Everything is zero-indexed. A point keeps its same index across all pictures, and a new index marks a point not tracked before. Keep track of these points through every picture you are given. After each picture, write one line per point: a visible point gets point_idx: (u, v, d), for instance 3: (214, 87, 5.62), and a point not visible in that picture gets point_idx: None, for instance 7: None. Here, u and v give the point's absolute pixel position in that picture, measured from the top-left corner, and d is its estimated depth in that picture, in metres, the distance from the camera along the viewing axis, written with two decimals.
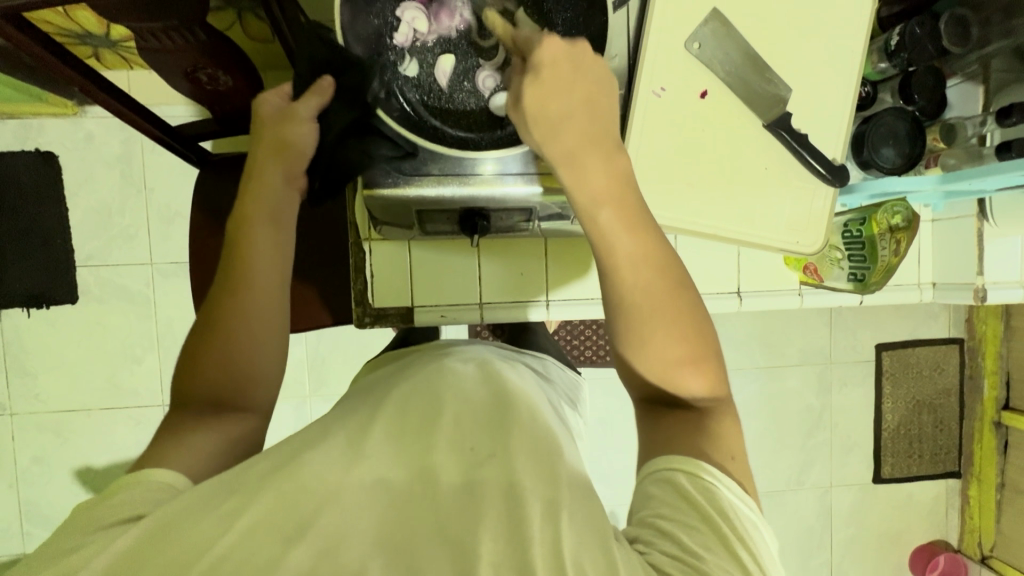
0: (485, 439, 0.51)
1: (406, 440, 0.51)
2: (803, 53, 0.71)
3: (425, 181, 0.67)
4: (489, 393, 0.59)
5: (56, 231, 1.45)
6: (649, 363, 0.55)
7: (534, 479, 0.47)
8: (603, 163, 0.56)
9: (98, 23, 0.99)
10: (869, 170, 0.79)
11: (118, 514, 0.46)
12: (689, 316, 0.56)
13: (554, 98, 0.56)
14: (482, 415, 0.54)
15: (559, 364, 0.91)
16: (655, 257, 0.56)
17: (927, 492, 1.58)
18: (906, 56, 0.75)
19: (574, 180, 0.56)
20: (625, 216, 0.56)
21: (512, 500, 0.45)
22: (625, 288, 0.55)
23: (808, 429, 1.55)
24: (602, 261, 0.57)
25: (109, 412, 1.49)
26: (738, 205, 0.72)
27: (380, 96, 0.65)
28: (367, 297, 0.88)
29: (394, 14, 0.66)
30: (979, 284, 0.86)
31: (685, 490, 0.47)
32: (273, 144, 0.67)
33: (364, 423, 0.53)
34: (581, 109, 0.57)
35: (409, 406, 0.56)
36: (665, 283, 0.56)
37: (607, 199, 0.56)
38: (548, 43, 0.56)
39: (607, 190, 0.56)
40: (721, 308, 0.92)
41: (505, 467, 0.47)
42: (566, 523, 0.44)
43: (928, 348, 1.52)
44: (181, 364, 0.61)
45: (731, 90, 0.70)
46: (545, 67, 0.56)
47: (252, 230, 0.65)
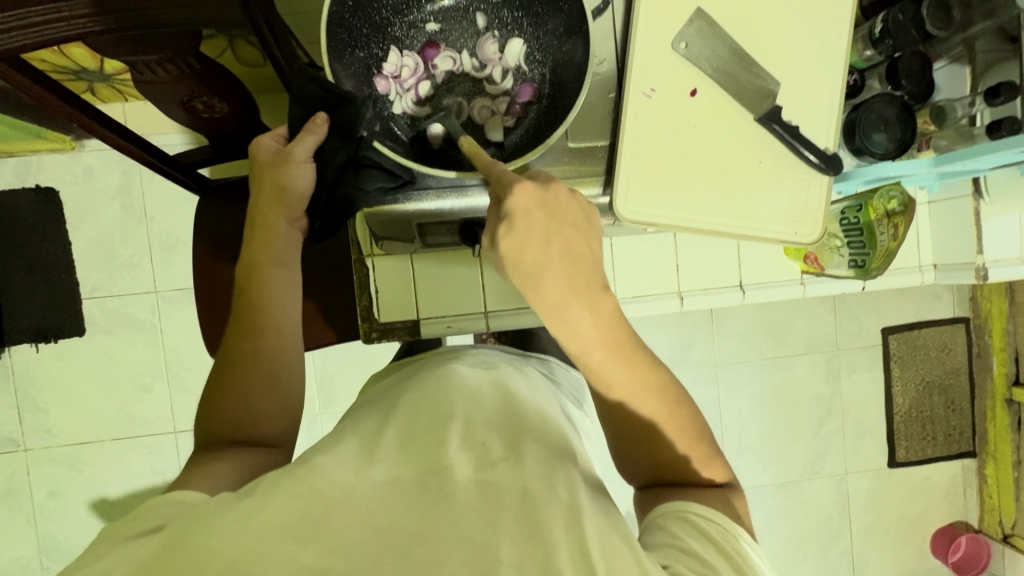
0: (495, 443, 0.52)
1: (415, 442, 0.52)
2: (789, 44, 0.71)
3: (425, 196, 0.69)
4: (499, 399, 0.60)
5: (61, 265, 1.47)
6: (657, 459, 0.57)
7: (548, 478, 0.48)
8: (592, 312, 0.52)
9: (93, 59, 1.01)
10: (863, 157, 0.80)
11: (133, 525, 0.46)
12: (683, 414, 0.56)
13: (530, 252, 0.51)
14: (494, 421, 0.56)
15: (566, 367, 0.92)
16: (648, 377, 0.55)
17: (944, 474, 1.58)
18: (891, 42, 0.76)
19: (562, 331, 0.53)
20: (616, 353, 0.53)
21: (526, 498, 0.46)
22: (620, 403, 0.55)
23: (819, 418, 1.55)
24: (594, 385, 0.56)
25: (122, 442, 1.49)
26: (735, 198, 0.72)
27: (375, 128, 0.66)
28: (372, 313, 0.89)
29: (379, 44, 0.66)
30: (979, 263, 0.86)
31: (701, 525, 0.49)
32: (273, 190, 0.66)
33: (376, 430, 0.55)
34: (557, 265, 0.51)
35: (420, 411, 0.57)
36: (659, 399, 0.55)
37: (598, 345, 0.53)
38: (522, 195, 0.51)
39: (599, 335, 0.53)
40: (723, 302, 0.92)
41: (519, 468, 0.48)
42: (582, 522, 0.44)
43: (934, 330, 1.53)
44: (205, 397, 0.63)
45: (722, 88, 0.71)
46: (520, 221, 0.51)
47: (263, 273, 0.66)
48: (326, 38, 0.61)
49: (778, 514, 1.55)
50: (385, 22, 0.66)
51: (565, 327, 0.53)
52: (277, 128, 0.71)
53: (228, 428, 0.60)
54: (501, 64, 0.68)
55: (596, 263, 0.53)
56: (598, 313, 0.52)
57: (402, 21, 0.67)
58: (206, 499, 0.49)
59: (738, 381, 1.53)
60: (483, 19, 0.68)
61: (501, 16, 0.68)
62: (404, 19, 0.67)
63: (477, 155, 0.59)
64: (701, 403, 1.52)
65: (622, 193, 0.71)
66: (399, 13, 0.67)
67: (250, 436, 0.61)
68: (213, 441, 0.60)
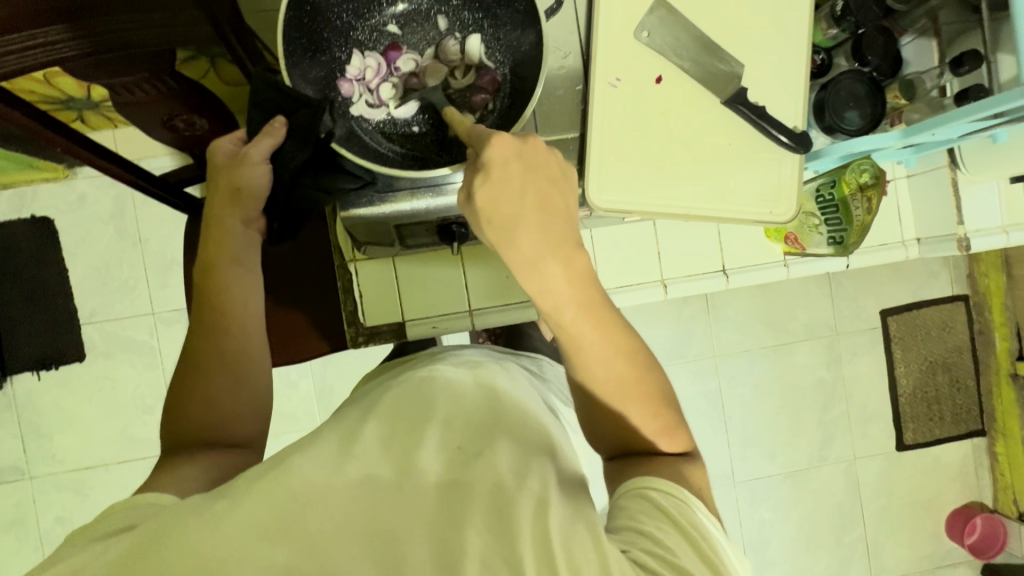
0: (471, 441, 0.53)
1: (395, 442, 0.52)
2: (751, 28, 0.72)
3: (398, 197, 0.70)
4: (480, 397, 0.61)
5: (59, 292, 1.49)
6: (622, 428, 0.56)
7: (521, 473, 0.49)
8: (564, 268, 0.53)
9: (79, 86, 1.03)
10: (835, 134, 0.80)
11: (108, 528, 0.47)
12: (655, 387, 0.57)
13: (506, 201, 0.52)
14: (473, 416, 0.57)
15: (554, 363, 0.92)
16: (618, 340, 0.56)
17: (954, 454, 1.57)
18: (853, 19, 0.76)
19: (533, 286, 0.54)
20: (585, 312, 0.54)
21: (498, 492, 0.47)
22: (586, 363, 0.55)
23: (822, 403, 1.54)
24: (564, 345, 0.56)
25: (126, 464, 1.50)
26: (709, 181, 0.72)
27: (335, 130, 0.67)
28: (358, 317, 0.90)
29: (342, 48, 0.68)
30: (960, 233, 0.86)
31: (659, 502, 0.48)
32: (229, 190, 0.70)
33: (355, 428, 0.55)
34: (529, 212, 0.53)
35: (401, 411, 0.57)
36: (630, 365, 0.56)
37: (568, 300, 0.54)
38: (498, 144, 0.53)
39: (570, 292, 0.54)
40: (708, 287, 0.92)
41: (492, 465, 0.49)
42: (551, 514, 0.45)
43: (933, 309, 1.52)
44: (170, 400, 0.64)
45: (686, 74, 0.71)
46: (499, 168, 0.53)
47: (219, 272, 0.68)
48: (283, 42, 0.63)
49: (788, 503, 1.54)
50: (346, 26, 0.67)
51: (536, 282, 0.54)
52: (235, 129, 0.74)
53: (194, 433, 0.61)
54: (463, 65, 0.68)
55: (571, 221, 0.55)
56: (571, 270, 0.53)
57: (364, 24, 0.68)
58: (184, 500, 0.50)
59: (739, 370, 1.52)
60: (443, 20, 0.69)
61: (462, 18, 0.69)
62: (366, 23, 0.68)
63: (459, 123, 0.59)
64: (703, 394, 1.52)
65: (594, 182, 0.71)
66: (361, 16, 0.68)
67: (215, 441, 0.62)
68: (177, 446, 0.60)
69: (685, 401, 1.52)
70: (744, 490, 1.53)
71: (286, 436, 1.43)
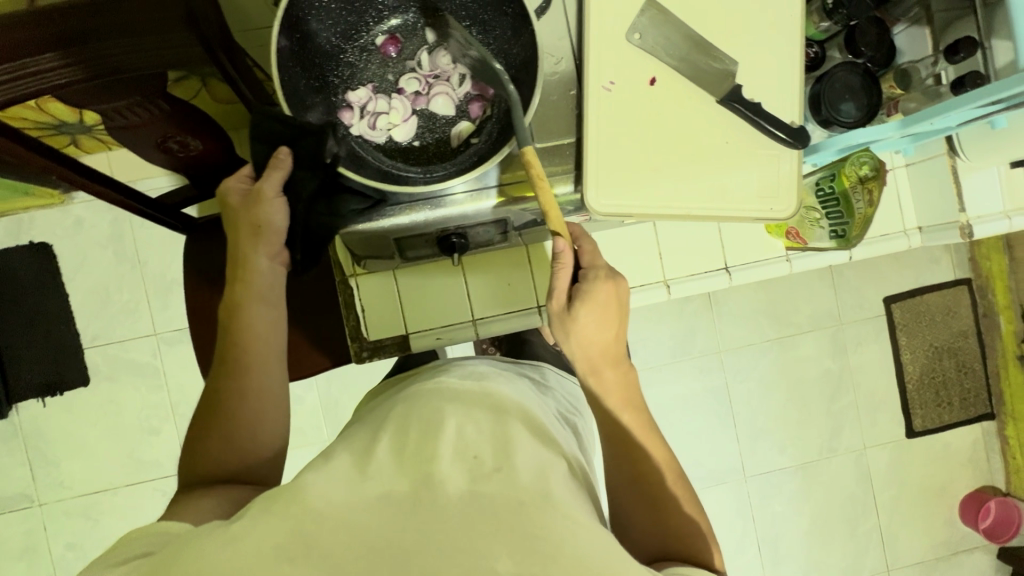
0: (488, 452, 0.53)
1: (410, 457, 0.52)
2: (742, 25, 0.72)
3: (398, 211, 0.69)
4: (490, 409, 0.61)
5: (60, 318, 1.49)
6: (671, 528, 0.61)
7: (540, 491, 0.49)
8: (622, 377, 0.66)
9: (72, 112, 1.04)
10: (832, 128, 0.79)
11: (121, 557, 0.47)
12: (690, 498, 0.64)
13: (597, 319, 0.64)
14: (484, 426, 0.57)
15: (560, 371, 0.91)
16: (662, 450, 0.65)
17: (964, 440, 1.56)
18: (846, 12, 0.75)
19: (601, 387, 0.65)
20: (637, 417, 0.65)
21: (517, 505, 0.47)
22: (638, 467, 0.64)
23: (830, 394, 1.54)
24: (620, 447, 0.65)
25: (135, 486, 1.50)
26: (708, 180, 0.71)
27: (338, 152, 0.65)
28: (361, 332, 0.89)
29: (334, 73, 0.67)
30: (963, 221, 0.85)
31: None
32: (250, 228, 0.70)
33: (368, 446, 0.55)
34: (611, 342, 0.65)
35: (411, 423, 0.57)
36: (673, 476, 0.64)
37: (627, 405, 0.65)
38: (603, 284, 0.64)
39: (629, 399, 0.66)
40: (710, 286, 0.92)
41: (510, 480, 0.49)
42: (574, 533, 0.46)
43: (937, 294, 1.52)
44: (190, 437, 0.65)
45: (680, 73, 0.71)
46: (598, 305, 0.64)
47: (244, 312, 0.68)
48: (279, 70, 0.62)
49: (800, 496, 1.53)
50: (336, 50, 0.67)
51: (603, 386, 0.65)
52: (241, 169, 0.75)
53: (215, 468, 0.62)
54: (456, 75, 0.68)
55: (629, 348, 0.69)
56: (628, 383, 0.66)
57: (353, 46, 0.68)
58: (196, 526, 0.50)
59: (746, 365, 1.52)
60: (428, 31, 0.69)
61: (450, 26, 0.68)
62: (354, 44, 0.68)
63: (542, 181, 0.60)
64: (710, 390, 1.51)
65: (591, 189, 0.70)
66: (349, 38, 0.68)
67: (238, 473, 0.63)
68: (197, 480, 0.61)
69: (693, 398, 1.51)
70: (756, 486, 1.52)
71: (295, 451, 1.43)
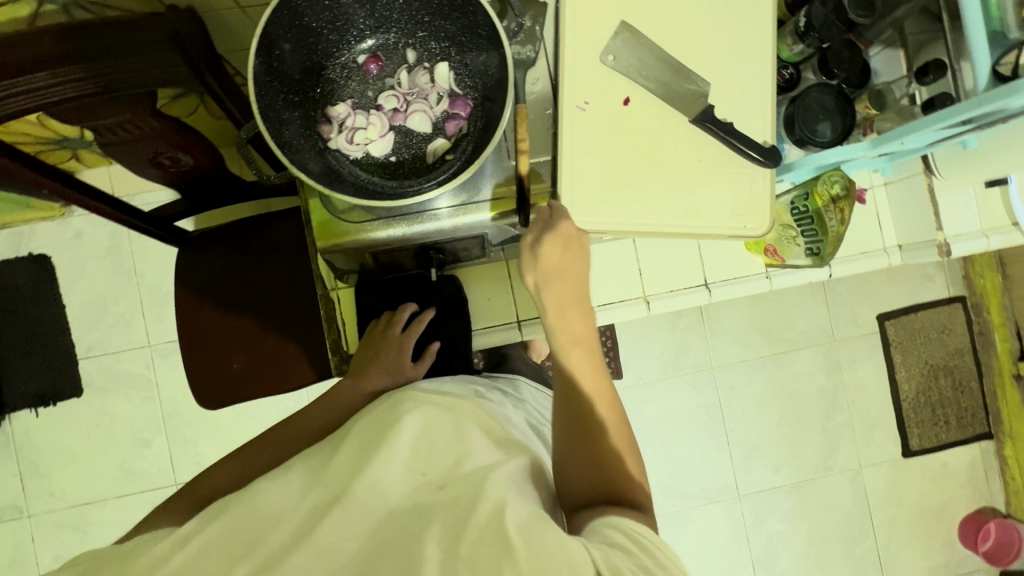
0: (438, 472, 0.56)
1: (359, 462, 0.56)
2: (714, 48, 0.73)
3: (378, 225, 0.71)
4: (446, 413, 0.62)
5: (56, 328, 1.50)
6: (605, 468, 0.58)
7: (474, 499, 0.50)
8: (575, 311, 0.66)
9: (72, 128, 1.06)
10: (807, 147, 0.81)
11: None
12: (625, 441, 0.62)
13: (559, 253, 0.66)
14: (440, 435, 0.59)
15: (534, 386, 0.90)
16: (605, 389, 0.63)
17: (962, 459, 1.54)
18: (817, 36, 0.76)
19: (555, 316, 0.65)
20: (585, 351, 0.64)
21: (452, 513, 0.50)
22: (586, 401, 0.61)
23: (824, 411, 1.52)
24: (560, 375, 0.63)
25: (124, 499, 1.50)
26: (682, 199, 0.72)
27: (311, 165, 0.66)
28: (341, 345, 0.89)
29: (313, 88, 0.68)
30: (941, 239, 0.86)
31: (635, 534, 0.50)
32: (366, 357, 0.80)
33: (328, 457, 0.59)
34: (570, 280, 0.67)
35: (370, 431, 0.60)
36: (613, 416, 0.62)
37: (574, 340, 0.64)
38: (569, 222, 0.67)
39: (579, 335, 0.65)
40: (689, 302, 0.93)
41: (450, 495, 0.52)
42: (507, 511, 0.48)
43: (931, 311, 1.52)
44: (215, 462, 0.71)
45: (651, 95, 0.72)
46: (563, 238, 0.66)
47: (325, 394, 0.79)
48: (256, 83, 0.62)
49: (795, 516, 1.51)
50: (318, 66, 0.68)
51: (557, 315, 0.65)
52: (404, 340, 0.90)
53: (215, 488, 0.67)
54: (433, 92, 0.70)
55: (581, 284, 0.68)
56: (575, 319, 0.66)
57: (334, 63, 0.69)
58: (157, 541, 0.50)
59: (739, 381, 1.51)
60: (408, 51, 0.70)
61: (428, 48, 0.70)
62: (335, 62, 0.69)
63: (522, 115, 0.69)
64: (703, 407, 1.50)
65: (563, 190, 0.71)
66: (330, 56, 0.69)
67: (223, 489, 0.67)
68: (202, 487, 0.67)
69: (685, 415, 1.50)
70: (750, 504, 1.50)
71: None
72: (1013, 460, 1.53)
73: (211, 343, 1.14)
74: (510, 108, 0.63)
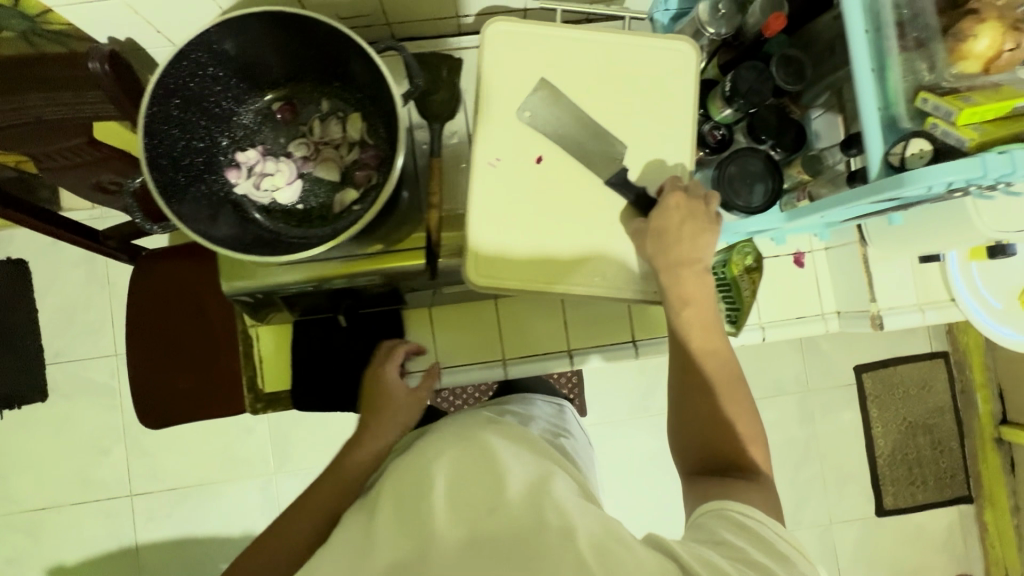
0: (475, 484, 0.51)
1: (406, 518, 0.50)
2: (635, 110, 0.72)
3: (284, 273, 0.71)
4: (463, 443, 0.57)
5: (27, 333, 1.52)
6: (723, 438, 0.62)
7: (535, 512, 0.47)
8: (695, 284, 0.66)
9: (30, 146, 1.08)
10: (732, 210, 0.78)
11: None
12: (744, 411, 0.64)
13: (682, 229, 0.67)
14: (462, 458, 0.54)
15: (549, 403, 0.85)
16: (727, 366, 0.65)
17: (940, 522, 1.48)
18: (744, 100, 0.75)
19: (680, 292, 0.67)
20: (703, 330, 0.66)
21: (512, 533, 0.46)
22: (700, 376, 0.65)
23: (795, 462, 1.47)
24: (680, 355, 0.66)
25: (80, 505, 1.50)
26: (592, 262, 0.71)
27: (200, 214, 0.63)
28: (256, 383, 0.89)
29: (222, 133, 0.69)
30: (874, 310, 0.83)
31: (744, 523, 0.52)
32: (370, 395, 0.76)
33: (366, 527, 0.52)
34: (691, 258, 0.67)
35: (400, 486, 0.54)
36: (732, 392, 0.64)
37: (695, 318, 0.66)
38: (676, 194, 0.68)
39: (701, 316, 0.66)
40: (617, 359, 0.87)
41: (505, 513, 0.48)
42: (577, 532, 0.45)
43: (911, 366, 1.47)
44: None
45: (564, 153, 0.71)
46: (677, 208, 0.67)
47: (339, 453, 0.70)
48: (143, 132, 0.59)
49: None
50: (228, 112, 0.69)
51: (680, 291, 0.67)
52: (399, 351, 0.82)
53: None
54: (344, 141, 0.70)
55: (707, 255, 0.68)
56: (698, 294, 0.67)
57: (246, 111, 0.70)
58: None
59: None
60: (322, 100, 0.71)
61: (341, 97, 0.71)
62: (248, 109, 0.70)
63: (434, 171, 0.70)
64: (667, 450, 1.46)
65: (470, 248, 0.70)
66: (241, 102, 0.70)
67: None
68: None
69: (650, 457, 1.46)
70: None
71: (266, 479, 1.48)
72: (993, 527, 1.46)
73: (161, 361, 1.15)
74: (404, 156, 0.60)
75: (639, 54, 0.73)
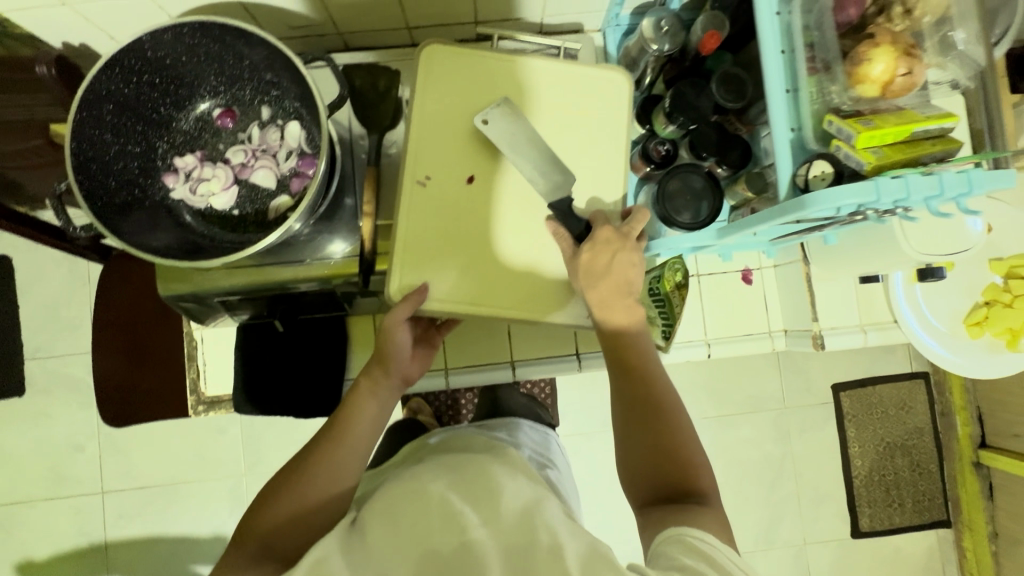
0: (472, 501, 0.54)
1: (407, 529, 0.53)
2: (571, 134, 0.74)
3: (220, 277, 0.72)
4: (458, 467, 0.60)
5: (6, 329, 1.54)
6: (674, 462, 0.61)
7: (526, 531, 0.50)
8: (628, 316, 0.66)
9: None
10: (673, 226, 0.78)
11: None
12: (688, 438, 0.63)
13: (608, 259, 0.65)
14: (456, 479, 0.58)
15: (533, 429, 0.92)
16: (665, 393, 0.64)
17: (917, 545, 1.45)
18: (682, 117, 0.75)
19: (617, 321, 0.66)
20: (637, 361, 0.66)
21: (509, 547, 0.50)
22: (645, 403, 0.64)
23: (770, 481, 1.44)
24: (623, 385, 0.65)
25: (51, 502, 1.51)
26: (522, 280, 0.72)
27: (129, 225, 0.66)
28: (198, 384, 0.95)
29: (160, 139, 0.70)
30: (816, 330, 0.83)
31: (702, 548, 0.51)
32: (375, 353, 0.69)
33: (363, 531, 0.55)
34: (621, 289, 0.65)
35: (398, 495, 0.57)
36: (673, 416, 0.63)
37: (628, 348, 0.66)
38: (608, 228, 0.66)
39: (635, 344, 0.66)
40: (561, 371, 0.91)
41: (496, 530, 0.51)
42: (566, 550, 0.48)
43: (889, 386, 1.45)
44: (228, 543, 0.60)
45: (496, 172, 0.72)
46: (605, 242, 0.66)
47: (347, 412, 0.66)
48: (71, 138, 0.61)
49: None
50: (167, 118, 0.71)
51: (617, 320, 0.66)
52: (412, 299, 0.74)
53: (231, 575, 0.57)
54: (281, 147, 0.71)
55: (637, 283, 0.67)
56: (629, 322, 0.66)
57: (186, 115, 0.72)
58: None
59: None
60: (260, 105, 0.72)
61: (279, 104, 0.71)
62: (187, 114, 0.72)
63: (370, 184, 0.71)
64: None
65: (397, 261, 0.70)
66: (180, 107, 0.71)
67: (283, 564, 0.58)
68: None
69: None
70: None
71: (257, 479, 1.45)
72: (971, 553, 1.43)
73: (117, 360, 1.10)
74: (327, 163, 0.60)
75: (579, 76, 0.75)
